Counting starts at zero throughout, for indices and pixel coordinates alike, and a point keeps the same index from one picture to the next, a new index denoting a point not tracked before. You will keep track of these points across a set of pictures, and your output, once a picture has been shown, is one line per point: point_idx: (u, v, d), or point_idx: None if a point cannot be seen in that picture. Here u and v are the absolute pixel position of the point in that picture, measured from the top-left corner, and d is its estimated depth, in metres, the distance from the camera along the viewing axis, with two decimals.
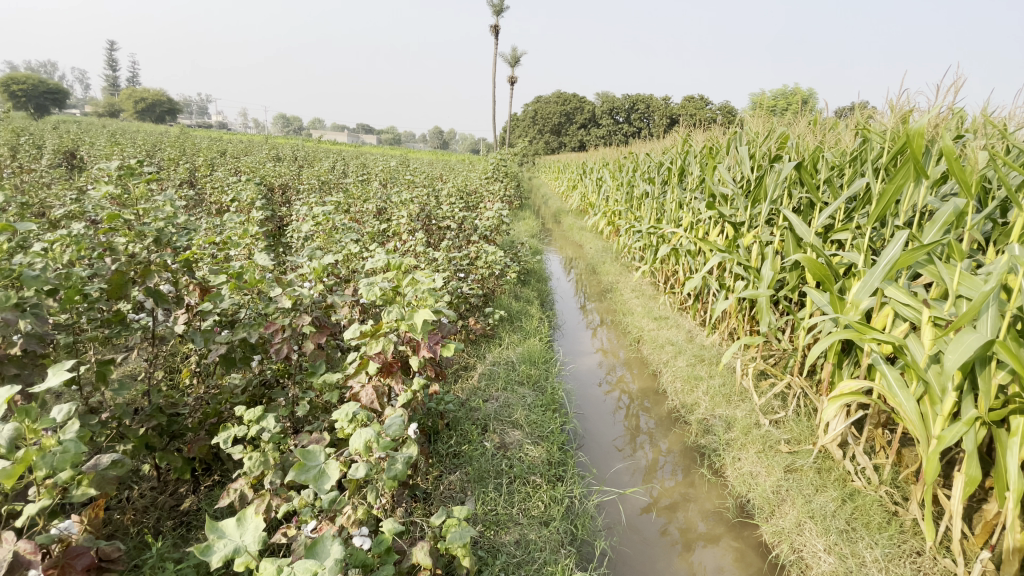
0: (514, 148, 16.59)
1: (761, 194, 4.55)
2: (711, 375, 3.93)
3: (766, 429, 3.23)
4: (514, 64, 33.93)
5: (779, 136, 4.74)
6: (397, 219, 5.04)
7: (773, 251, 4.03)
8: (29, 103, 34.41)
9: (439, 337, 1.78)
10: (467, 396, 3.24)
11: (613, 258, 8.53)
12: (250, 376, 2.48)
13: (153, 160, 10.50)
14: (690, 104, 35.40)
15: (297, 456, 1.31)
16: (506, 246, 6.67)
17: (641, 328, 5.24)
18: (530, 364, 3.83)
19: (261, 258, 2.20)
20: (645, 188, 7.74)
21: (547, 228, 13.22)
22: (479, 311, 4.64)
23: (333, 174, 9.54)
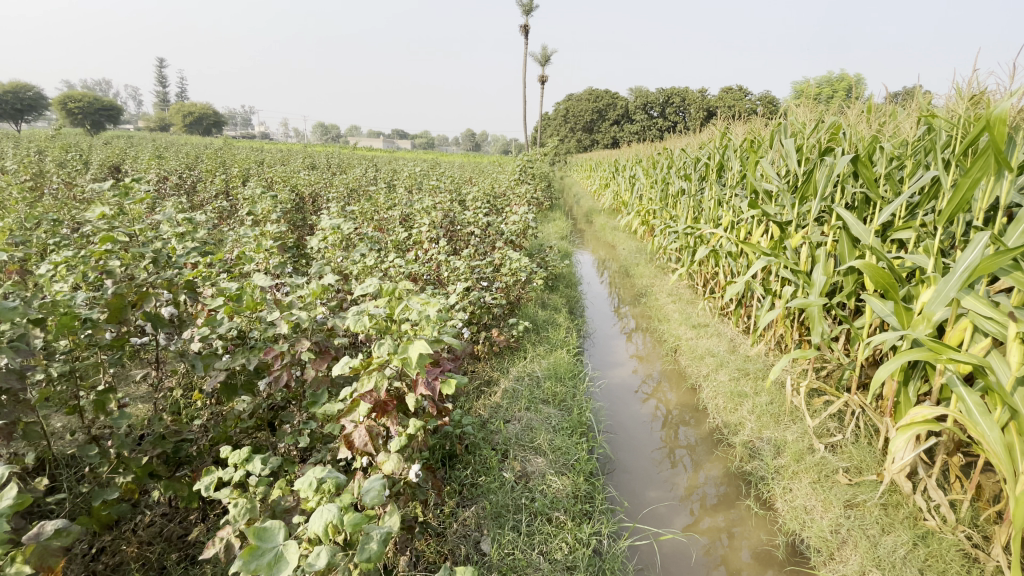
0: (544, 148, 16.31)
1: (809, 191, 4.15)
2: (756, 391, 3.60)
3: (822, 455, 2.89)
4: (544, 63, 33.65)
5: (829, 126, 4.32)
6: (419, 227, 4.91)
7: (826, 255, 3.66)
8: (87, 122, 36.58)
9: (439, 371, 1.59)
10: (488, 416, 3.04)
11: (648, 260, 8.16)
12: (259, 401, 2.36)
13: (192, 172, 10.82)
14: (728, 95, 34.14)
15: (250, 537, 1.11)
16: (534, 250, 6.46)
17: (678, 336, 4.92)
18: (557, 379, 3.60)
19: (260, 279, 2.06)
20: (680, 185, 7.35)
21: (579, 229, 12.90)
22: (504, 321, 4.44)
23: (362, 181, 9.58)
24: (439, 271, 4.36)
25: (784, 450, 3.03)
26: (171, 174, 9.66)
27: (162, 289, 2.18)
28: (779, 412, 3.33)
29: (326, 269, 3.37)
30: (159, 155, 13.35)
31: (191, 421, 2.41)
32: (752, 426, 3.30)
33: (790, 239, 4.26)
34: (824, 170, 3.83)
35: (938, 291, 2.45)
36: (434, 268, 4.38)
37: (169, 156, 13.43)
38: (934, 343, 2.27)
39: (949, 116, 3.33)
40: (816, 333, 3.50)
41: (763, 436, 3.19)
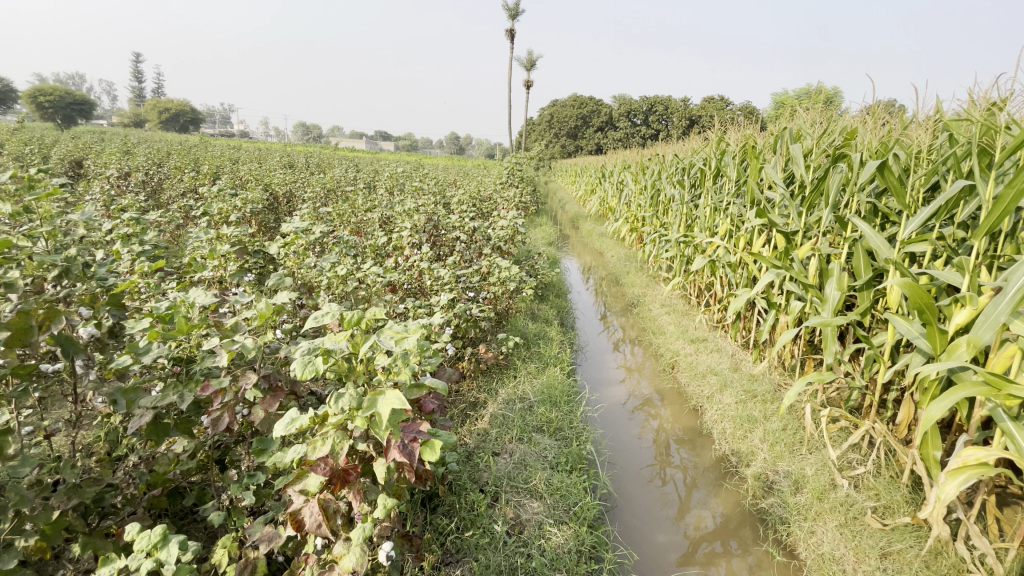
0: (531, 152, 16.02)
1: (817, 200, 3.91)
2: (765, 415, 3.32)
3: (846, 493, 2.60)
4: (530, 67, 33.42)
5: (837, 132, 4.08)
6: (399, 231, 4.52)
7: (840, 267, 3.40)
8: (57, 117, 35.13)
9: (416, 429, 1.30)
10: (475, 448, 2.69)
11: (638, 268, 7.89)
12: (203, 437, 1.98)
13: (161, 169, 10.22)
14: (711, 104, 34.44)
15: None
16: (522, 257, 6.12)
17: (676, 351, 4.63)
18: (551, 403, 3.26)
19: (200, 296, 1.68)
20: (673, 192, 7.10)
21: (565, 235, 12.60)
22: (491, 335, 4.09)
23: (341, 181, 9.12)
24: (420, 279, 3.99)
25: (802, 486, 2.74)
26: (135, 170, 9.05)
27: (78, 305, 1.76)
28: (793, 440, 3.05)
29: (292, 279, 2.98)
30: (126, 150, 12.64)
31: (120, 463, 2.00)
32: (765, 456, 3.01)
33: (796, 251, 4.01)
34: (836, 178, 3.58)
35: (986, 313, 2.18)
36: (416, 277, 4.00)
37: (137, 152, 12.72)
38: (993, 375, 1.97)
39: (975, 124, 3.10)
40: (829, 353, 3.24)
41: (778, 469, 2.90)
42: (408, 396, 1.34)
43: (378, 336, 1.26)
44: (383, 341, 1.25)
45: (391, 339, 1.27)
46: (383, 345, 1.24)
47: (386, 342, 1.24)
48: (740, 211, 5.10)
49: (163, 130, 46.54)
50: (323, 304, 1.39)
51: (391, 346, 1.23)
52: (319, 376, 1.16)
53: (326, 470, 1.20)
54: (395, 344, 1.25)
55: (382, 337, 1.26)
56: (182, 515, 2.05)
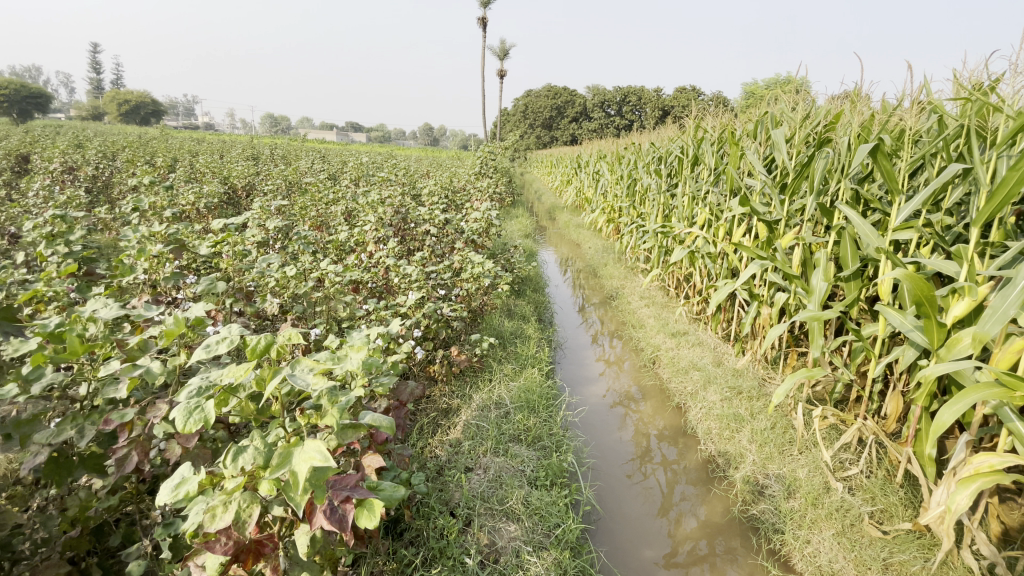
0: (506, 141, 15.64)
1: (798, 189, 3.79)
2: (752, 414, 3.18)
3: (840, 497, 2.47)
4: (502, 56, 32.86)
5: (820, 116, 3.94)
6: (363, 225, 4.20)
7: (826, 257, 3.27)
8: (3, 109, 33.09)
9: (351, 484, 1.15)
10: (446, 463, 2.47)
11: (615, 259, 7.71)
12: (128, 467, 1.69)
13: (112, 163, 9.59)
14: (684, 95, 34.61)
15: None
16: (497, 250, 5.87)
17: (657, 346, 4.46)
18: (528, 409, 3.04)
19: (101, 310, 1.41)
20: (650, 180, 6.93)
21: (542, 227, 12.36)
22: (465, 335, 3.85)
23: (305, 173, 8.65)
24: (386, 277, 3.71)
25: (795, 490, 2.60)
26: (82, 164, 8.45)
27: None
28: (782, 440, 2.91)
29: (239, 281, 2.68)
30: (75, 142, 11.87)
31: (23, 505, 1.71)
32: (754, 458, 2.85)
33: (779, 240, 3.87)
34: (821, 164, 3.43)
35: (993, 308, 2.07)
36: (381, 275, 3.72)
37: (86, 144, 11.89)
38: (1007, 376, 1.82)
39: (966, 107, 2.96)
40: (815, 348, 3.13)
41: (769, 472, 2.75)
42: (342, 441, 1.15)
43: (287, 373, 1.04)
44: (295, 380, 1.02)
45: (306, 376, 1.06)
46: (294, 387, 1.01)
47: (297, 382, 1.01)
48: (719, 201, 4.97)
49: (120, 121, 44.47)
50: (223, 327, 1.17)
51: (305, 387, 1.00)
52: (211, 428, 1.00)
53: (228, 549, 1.10)
54: (311, 384, 1.04)
55: (293, 374, 1.05)
56: (104, 561, 1.76)
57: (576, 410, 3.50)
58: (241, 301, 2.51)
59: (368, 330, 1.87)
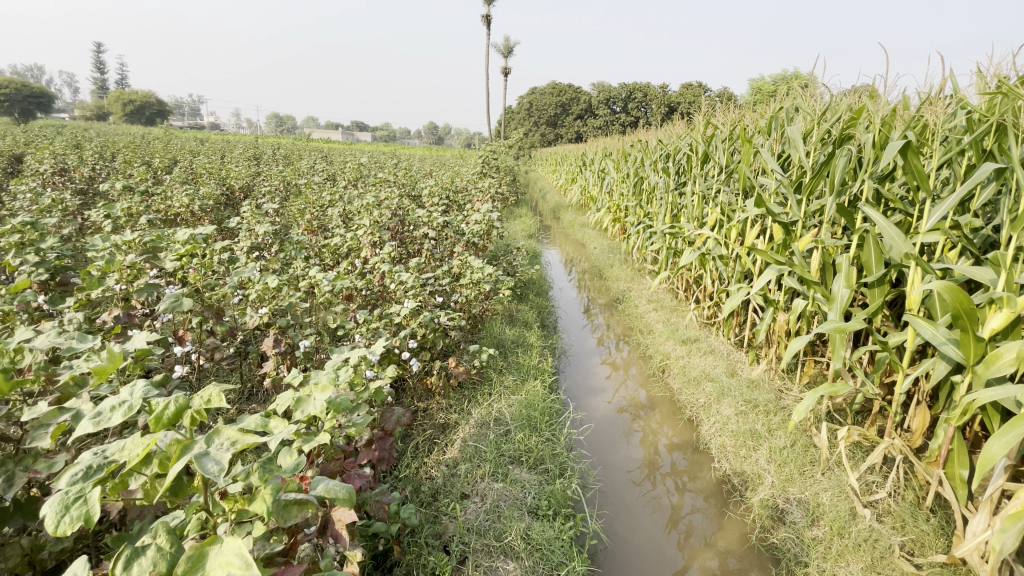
0: (509, 140, 15.35)
1: (816, 188, 3.58)
2: (769, 430, 2.98)
3: (869, 526, 2.27)
4: (507, 54, 32.62)
5: (839, 111, 3.72)
6: (358, 228, 4.02)
7: (848, 262, 3.08)
8: (11, 110, 33.20)
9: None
10: (442, 490, 2.30)
11: (622, 260, 7.50)
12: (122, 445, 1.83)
13: (110, 164, 9.46)
14: (689, 91, 34.26)
15: None
16: (499, 252, 5.67)
17: (666, 353, 4.25)
18: (530, 426, 2.86)
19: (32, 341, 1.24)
20: (657, 179, 6.71)
21: (547, 226, 12.15)
22: (464, 344, 3.67)
23: (304, 173, 8.48)
24: (381, 284, 3.53)
25: (819, 518, 2.41)
26: (79, 166, 8.33)
27: None
28: (804, 460, 2.71)
29: (213, 293, 2.51)
30: (75, 143, 11.78)
31: None
32: (774, 480, 2.65)
33: (796, 243, 3.66)
34: (842, 163, 3.21)
35: None
36: (375, 282, 3.55)
37: (87, 145, 11.79)
38: None
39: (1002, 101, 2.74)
40: (837, 359, 2.93)
41: (790, 496, 2.55)
42: (285, 519, 1.02)
43: (195, 454, 0.90)
44: (203, 465, 0.88)
45: (221, 456, 0.92)
46: (200, 473, 0.87)
47: (204, 468, 0.87)
48: (731, 201, 4.76)
49: (126, 121, 44.65)
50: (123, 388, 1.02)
51: (212, 477, 0.86)
52: (94, 525, 0.86)
53: None
54: (223, 467, 0.89)
55: (204, 454, 0.91)
56: None
57: (583, 424, 3.31)
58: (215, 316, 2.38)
59: (348, 352, 1.69)
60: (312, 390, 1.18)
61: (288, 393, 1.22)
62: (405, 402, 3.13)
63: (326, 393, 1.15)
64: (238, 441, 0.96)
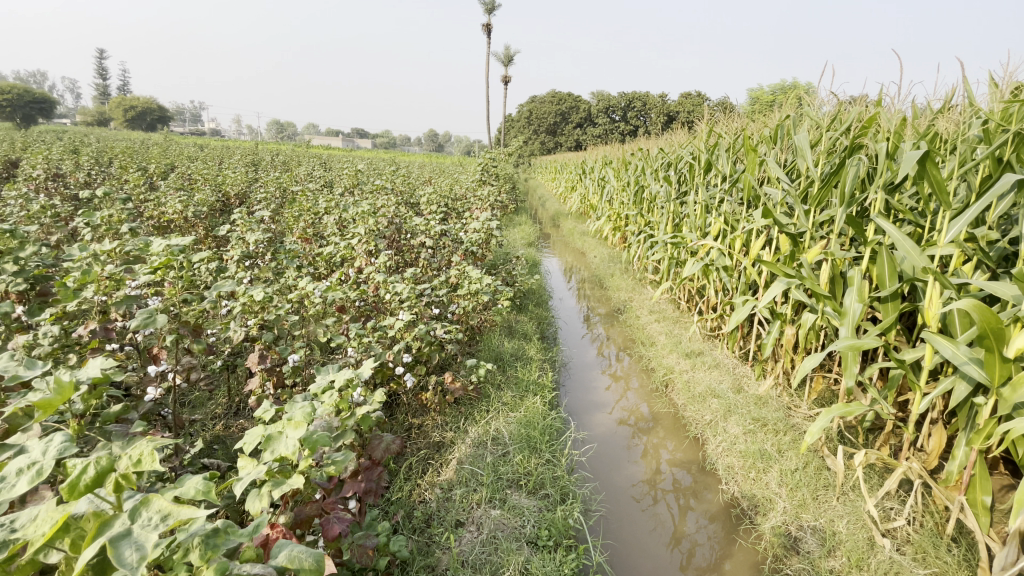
0: (510, 147, 15.31)
1: (824, 199, 3.47)
2: (779, 450, 2.85)
3: (889, 558, 2.15)
4: (507, 62, 32.74)
5: (847, 120, 3.63)
6: (353, 237, 3.91)
7: (860, 276, 2.98)
8: (12, 116, 33.17)
9: None
10: (437, 519, 2.18)
11: (622, 270, 7.38)
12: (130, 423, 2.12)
13: (106, 170, 9.36)
14: (689, 101, 34.39)
15: None
16: (499, 262, 5.56)
17: (670, 367, 4.12)
18: (529, 447, 2.72)
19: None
20: (659, 187, 6.62)
21: (546, 234, 12.06)
22: (461, 357, 3.55)
23: (301, 180, 8.38)
24: (376, 295, 3.42)
25: (834, 548, 2.28)
26: (74, 171, 8.24)
27: None
28: (816, 484, 2.59)
29: (192, 310, 2.18)
30: (71, 148, 11.68)
31: None
32: (785, 506, 2.52)
33: (804, 255, 3.55)
34: (852, 173, 3.11)
35: None
36: (370, 292, 3.43)
37: (84, 151, 11.69)
38: None
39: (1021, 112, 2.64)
40: (850, 377, 2.81)
41: (803, 523, 2.43)
42: None
43: (114, 536, 0.83)
44: (121, 551, 0.81)
45: (146, 536, 0.84)
46: (119, 563, 0.80)
47: (121, 560, 0.80)
48: (735, 211, 4.65)
49: (126, 127, 44.68)
50: (39, 444, 0.93)
51: (129, 571, 0.78)
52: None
53: None
54: (145, 554, 0.81)
55: (125, 535, 0.83)
56: None
57: (585, 444, 3.16)
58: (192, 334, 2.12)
59: (335, 374, 1.57)
60: (284, 427, 1.10)
61: (261, 426, 1.17)
62: (399, 418, 2.99)
63: (298, 432, 1.07)
64: (168, 515, 0.88)
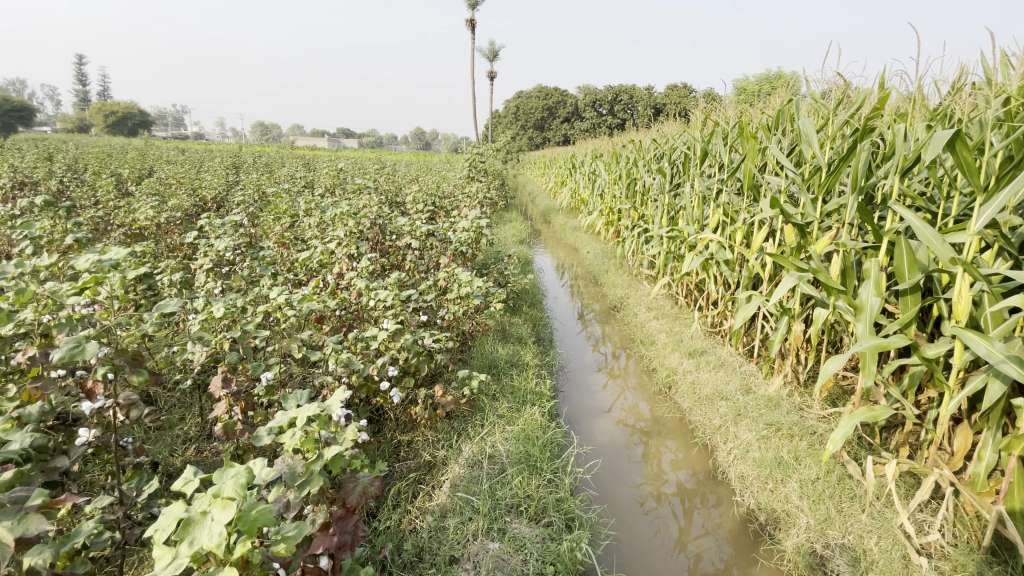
0: (497, 143, 15.02)
1: (832, 187, 3.27)
2: (797, 458, 2.66)
3: None
4: (492, 57, 32.38)
5: (854, 103, 3.43)
6: (333, 240, 3.65)
7: (877, 267, 2.75)
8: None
9: None
10: (431, 557, 1.98)
11: (616, 265, 7.19)
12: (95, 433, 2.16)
13: (78, 176, 8.96)
14: (676, 92, 34.26)
15: None
16: (490, 261, 5.32)
17: (672, 368, 3.92)
18: (528, 466, 2.50)
19: None
20: (653, 179, 6.41)
21: (537, 231, 11.84)
22: (452, 365, 3.32)
23: (282, 181, 8.05)
24: (359, 303, 3.18)
25: (867, 569, 2.10)
26: (44, 178, 7.89)
27: None
28: (840, 496, 2.40)
29: (134, 334, 1.89)
30: (43, 155, 11.24)
31: None
32: (809, 521, 2.34)
33: (813, 246, 3.35)
34: (865, 158, 2.91)
35: None
36: (351, 300, 3.19)
37: (57, 157, 11.24)
38: None
39: None
40: (871, 378, 2.62)
41: (829, 541, 2.24)
42: None
43: None
44: None
45: None
46: None
47: None
48: (734, 202, 4.45)
49: (106, 132, 43.79)
50: None
51: None
52: None
53: None
54: None
55: None
56: None
57: (588, 460, 2.92)
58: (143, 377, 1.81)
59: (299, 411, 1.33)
60: (210, 506, 0.99)
61: (181, 503, 1.05)
62: (386, 437, 2.76)
63: (225, 514, 0.96)
64: None
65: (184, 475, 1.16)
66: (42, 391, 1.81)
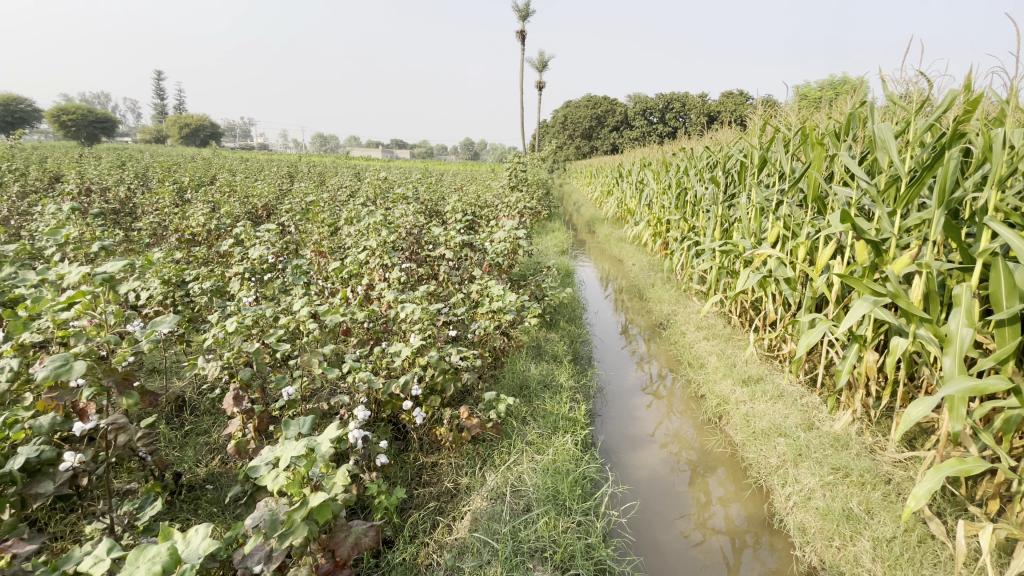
0: (543, 152, 14.86)
1: (913, 199, 2.88)
2: (869, 511, 2.30)
3: None
4: (542, 68, 32.41)
5: (940, 104, 3.00)
6: (365, 250, 3.57)
7: (969, 293, 2.34)
8: (78, 136, 35.36)
9: None
10: None
11: (664, 278, 6.82)
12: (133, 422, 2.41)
13: (145, 184, 9.52)
14: (730, 99, 33.08)
15: None
16: (528, 273, 5.13)
17: (723, 396, 3.58)
18: (555, 505, 2.28)
19: None
20: (705, 189, 6.03)
21: (582, 241, 11.56)
22: (482, 385, 3.14)
23: (329, 190, 8.21)
24: (386, 316, 3.07)
25: None
26: (115, 185, 8.39)
27: None
28: (921, 561, 2.04)
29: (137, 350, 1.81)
30: (120, 164, 12.04)
31: None
32: None
33: (889, 266, 2.95)
34: (955, 167, 2.51)
35: None
36: (379, 312, 3.08)
37: (129, 166, 12.00)
38: None
39: None
40: (961, 423, 2.23)
41: None
42: None
43: None
44: None
45: None
46: None
47: None
48: (795, 215, 4.06)
49: (180, 143, 47.10)
50: None
51: None
52: None
53: None
54: None
55: None
56: None
57: (626, 500, 2.65)
58: (139, 395, 1.80)
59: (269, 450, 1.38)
60: None
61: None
62: (409, 458, 2.62)
63: None
64: None
65: (97, 553, 1.14)
66: (56, 400, 1.59)
